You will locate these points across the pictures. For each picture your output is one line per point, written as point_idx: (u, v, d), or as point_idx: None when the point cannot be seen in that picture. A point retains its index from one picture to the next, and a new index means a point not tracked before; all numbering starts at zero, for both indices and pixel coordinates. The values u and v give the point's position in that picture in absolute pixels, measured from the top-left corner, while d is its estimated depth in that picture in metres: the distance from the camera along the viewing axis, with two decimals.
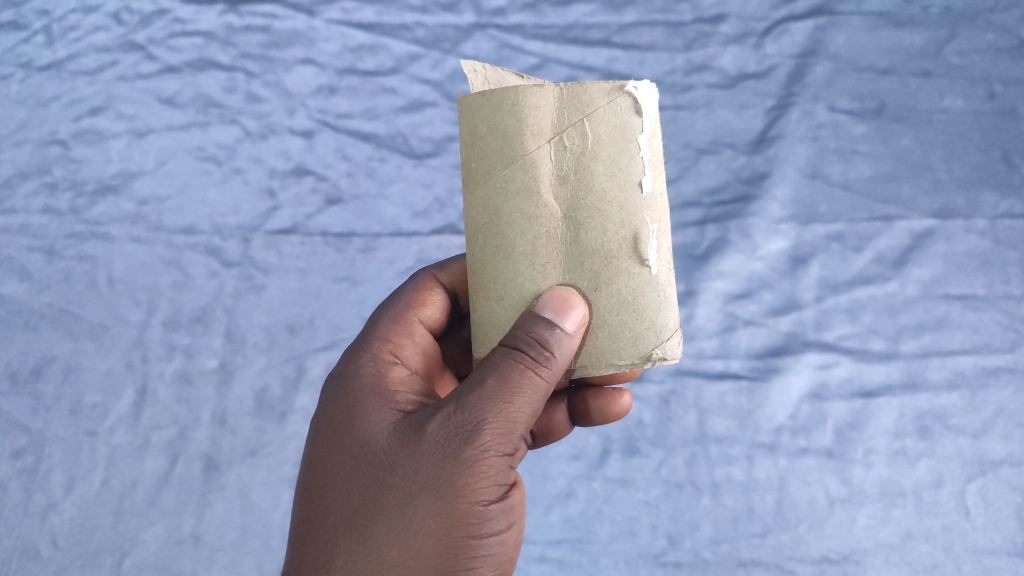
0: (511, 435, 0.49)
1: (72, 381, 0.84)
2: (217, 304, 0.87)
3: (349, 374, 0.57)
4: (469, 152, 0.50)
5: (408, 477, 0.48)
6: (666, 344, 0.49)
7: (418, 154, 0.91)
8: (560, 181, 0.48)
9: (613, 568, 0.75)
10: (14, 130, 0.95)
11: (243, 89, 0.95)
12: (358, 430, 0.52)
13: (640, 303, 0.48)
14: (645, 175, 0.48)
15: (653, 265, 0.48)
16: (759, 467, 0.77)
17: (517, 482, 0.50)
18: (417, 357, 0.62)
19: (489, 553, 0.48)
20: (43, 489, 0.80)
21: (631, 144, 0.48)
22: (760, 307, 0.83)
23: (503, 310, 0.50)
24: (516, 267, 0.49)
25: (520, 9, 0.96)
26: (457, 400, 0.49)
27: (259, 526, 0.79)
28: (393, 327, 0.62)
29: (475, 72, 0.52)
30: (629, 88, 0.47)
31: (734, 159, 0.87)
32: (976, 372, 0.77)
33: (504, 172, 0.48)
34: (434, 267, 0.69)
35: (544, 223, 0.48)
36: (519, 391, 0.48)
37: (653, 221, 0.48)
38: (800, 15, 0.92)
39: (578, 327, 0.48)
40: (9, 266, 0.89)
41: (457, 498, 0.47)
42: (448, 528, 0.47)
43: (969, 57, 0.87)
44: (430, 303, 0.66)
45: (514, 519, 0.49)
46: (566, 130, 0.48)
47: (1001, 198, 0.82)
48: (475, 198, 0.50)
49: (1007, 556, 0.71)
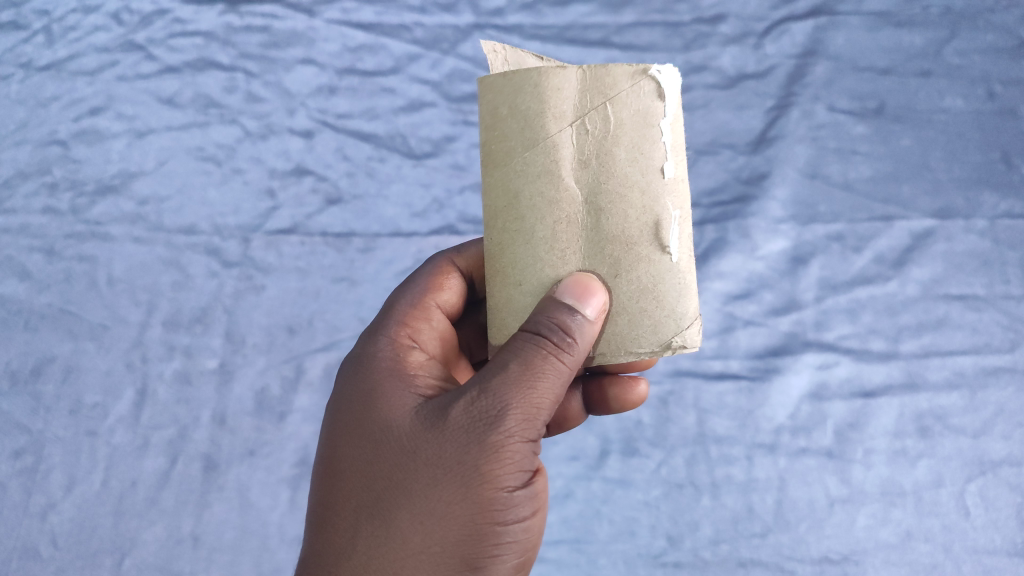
0: (535, 421, 0.48)
1: (72, 381, 0.84)
2: (216, 304, 0.87)
3: (368, 357, 0.57)
4: (488, 134, 0.50)
5: (432, 462, 0.48)
6: (686, 332, 0.48)
7: (418, 155, 0.91)
8: (582, 166, 0.48)
9: (612, 568, 0.75)
10: (14, 130, 0.95)
11: (243, 89, 0.95)
12: (378, 415, 0.52)
13: (660, 291, 0.48)
14: (667, 160, 0.48)
15: (674, 253, 0.48)
16: (759, 467, 0.77)
17: (540, 469, 0.50)
18: (436, 342, 0.62)
19: (513, 540, 0.48)
20: (43, 489, 0.80)
21: (653, 128, 0.48)
22: (759, 307, 0.83)
23: (521, 296, 0.50)
24: (535, 252, 0.49)
25: (521, 9, 0.96)
26: (480, 384, 0.49)
27: (259, 526, 0.79)
28: (411, 312, 0.62)
29: (495, 53, 0.52)
30: (652, 72, 0.47)
31: (734, 159, 0.88)
32: (976, 372, 0.77)
33: (524, 155, 0.49)
34: (451, 252, 0.68)
35: (564, 208, 0.48)
36: (542, 376, 0.48)
37: (674, 208, 0.48)
38: (800, 15, 0.92)
39: (599, 313, 0.48)
40: (10, 265, 0.89)
41: (481, 485, 0.47)
42: (472, 515, 0.47)
43: (969, 57, 0.87)
44: (448, 288, 0.65)
45: (538, 506, 0.49)
46: (589, 114, 0.48)
47: (1001, 198, 0.82)
48: (495, 180, 0.50)
49: (1007, 556, 0.71)
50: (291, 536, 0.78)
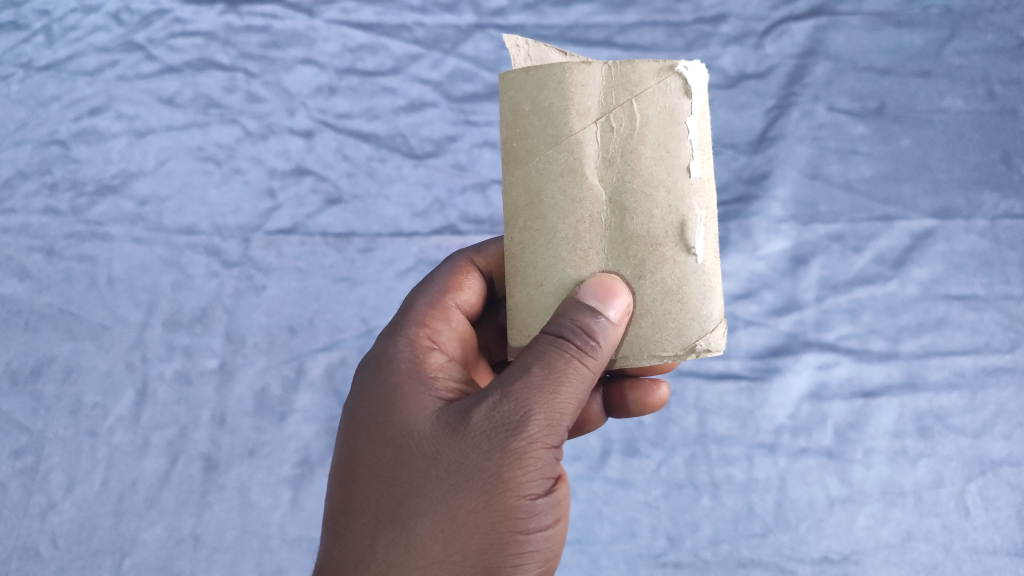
0: (557, 427, 0.48)
1: (72, 381, 0.84)
2: (217, 304, 0.87)
3: (386, 359, 0.57)
4: (510, 131, 0.50)
5: (453, 468, 0.48)
6: (711, 335, 0.49)
7: (418, 155, 0.91)
8: (606, 164, 0.48)
9: (612, 568, 0.75)
10: (14, 130, 0.95)
11: (243, 89, 0.95)
12: (398, 419, 0.52)
13: (684, 293, 0.48)
14: (693, 159, 0.48)
15: (699, 254, 0.48)
16: (759, 467, 0.77)
17: (562, 475, 0.50)
18: (454, 343, 0.62)
19: (535, 549, 0.48)
20: (43, 489, 0.80)
21: (679, 126, 0.48)
22: (760, 307, 0.83)
23: (543, 296, 0.50)
24: (557, 252, 0.49)
25: (521, 9, 0.96)
26: (502, 389, 0.49)
27: (259, 526, 0.79)
28: (429, 312, 0.62)
29: (518, 47, 0.52)
30: (679, 69, 0.47)
31: (734, 159, 0.88)
32: (975, 372, 0.77)
33: (548, 153, 0.49)
34: (470, 251, 0.68)
35: (588, 207, 0.48)
36: (565, 380, 0.48)
37: (700, 208, 0.48)
38: (800, 15, 0.92)
39: (622, 315, 0.48)
40: (10, 265, 0.89)
41: (504, 492, 0.47)
42: (494, 523, 0.47)
43: (969, 57, 0.87)
44: (467, 288, 0.65)
45: (560, 514, 0.49)
46: (614, 111, 0.48)
47: (1001, 198, 0.82)
48: (517, 178, 0.49)
49: (1007, 556, 0.71)
50: (291, 536, 0.78)
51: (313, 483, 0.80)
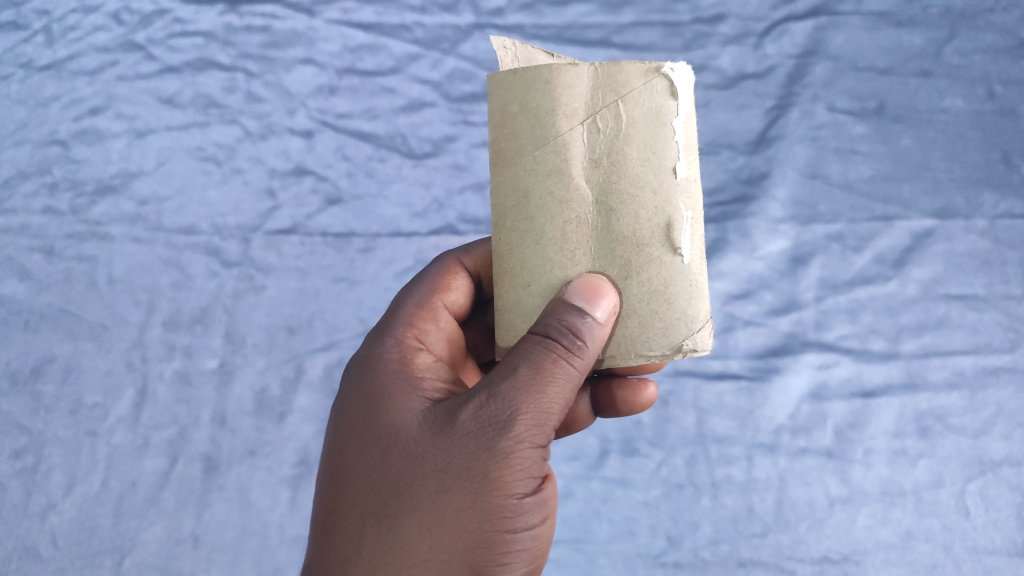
0: (544, 426, 0.48)
1: (72, 381, 0.84)
2: (216, 304, 0.87)
3: (374, 359, 0.57)
4: (498, 132, 0.50)
5: (440, 468, 0.48)
6: (697, 335, 0.48)
7: (418, 155, 0.91)
8: (592, 165, 0.48)
9: (611, 568, 0.75)
10: (14, 130, 0.95)
11: (243, 89, 0.95)
12: (386, 419, 0.52)
13: (671, 293, 0.48)
14: (679, 159, 0.48)
15: (686, 254, 0.48)
16: (759, 467, 0.77)
17: (549, 475, 0.50)
18: (442, 343, 0.62)
19: (522, 548, 0.48)
20: (43, 489, 0.80)
21: (665, 127, 0.48)
22: (759, 307, 0.83)
23: (530, 297, 0.50)
24: (544, 253, 0.49)
25: (520, 9, 0.96)
26: (489, 389, 0.49)
27: (259, 526, 0.79)
28: (417, 312, 0.62)
29: (505, 49, 0.52)
30: (665, 70, 0.47)
31: (733, 159, 0.88)
32: (976, 372, 0.77)
33: (535, 154, 0.49)
34: (459, 251, 0.68)
35: (574, 208, 0.49)
36: (552, 381, 0.48)
37: (686, 209, 0.48)
38: (800, 15, 0.92)
39: (609, 315, 0.48)
40: (9, 265, 0.89)
41: (490, 491, 0.47)
42: (481, 522, 0.47)
43: (968, 57, 0.87)
44: (455, 288, 0.65)
45: (547, 513, 0.50)
46: (600, 112, 0.48)
47: (1001, 198, 0.82)
48: (504, 179, 0.50)
49: (1007, 556, 0.71)
50: (291, 536, 0.78)
51: (313, 483, 0.80)
